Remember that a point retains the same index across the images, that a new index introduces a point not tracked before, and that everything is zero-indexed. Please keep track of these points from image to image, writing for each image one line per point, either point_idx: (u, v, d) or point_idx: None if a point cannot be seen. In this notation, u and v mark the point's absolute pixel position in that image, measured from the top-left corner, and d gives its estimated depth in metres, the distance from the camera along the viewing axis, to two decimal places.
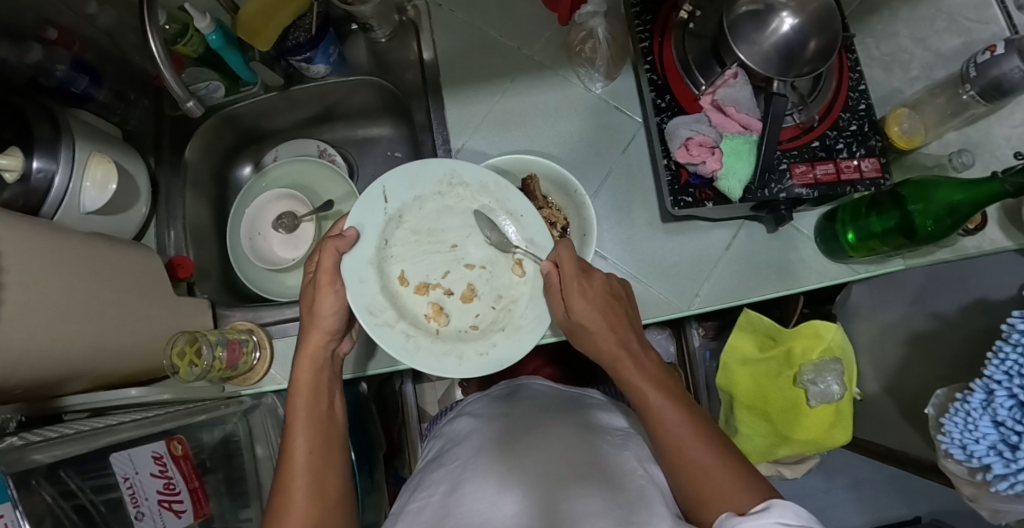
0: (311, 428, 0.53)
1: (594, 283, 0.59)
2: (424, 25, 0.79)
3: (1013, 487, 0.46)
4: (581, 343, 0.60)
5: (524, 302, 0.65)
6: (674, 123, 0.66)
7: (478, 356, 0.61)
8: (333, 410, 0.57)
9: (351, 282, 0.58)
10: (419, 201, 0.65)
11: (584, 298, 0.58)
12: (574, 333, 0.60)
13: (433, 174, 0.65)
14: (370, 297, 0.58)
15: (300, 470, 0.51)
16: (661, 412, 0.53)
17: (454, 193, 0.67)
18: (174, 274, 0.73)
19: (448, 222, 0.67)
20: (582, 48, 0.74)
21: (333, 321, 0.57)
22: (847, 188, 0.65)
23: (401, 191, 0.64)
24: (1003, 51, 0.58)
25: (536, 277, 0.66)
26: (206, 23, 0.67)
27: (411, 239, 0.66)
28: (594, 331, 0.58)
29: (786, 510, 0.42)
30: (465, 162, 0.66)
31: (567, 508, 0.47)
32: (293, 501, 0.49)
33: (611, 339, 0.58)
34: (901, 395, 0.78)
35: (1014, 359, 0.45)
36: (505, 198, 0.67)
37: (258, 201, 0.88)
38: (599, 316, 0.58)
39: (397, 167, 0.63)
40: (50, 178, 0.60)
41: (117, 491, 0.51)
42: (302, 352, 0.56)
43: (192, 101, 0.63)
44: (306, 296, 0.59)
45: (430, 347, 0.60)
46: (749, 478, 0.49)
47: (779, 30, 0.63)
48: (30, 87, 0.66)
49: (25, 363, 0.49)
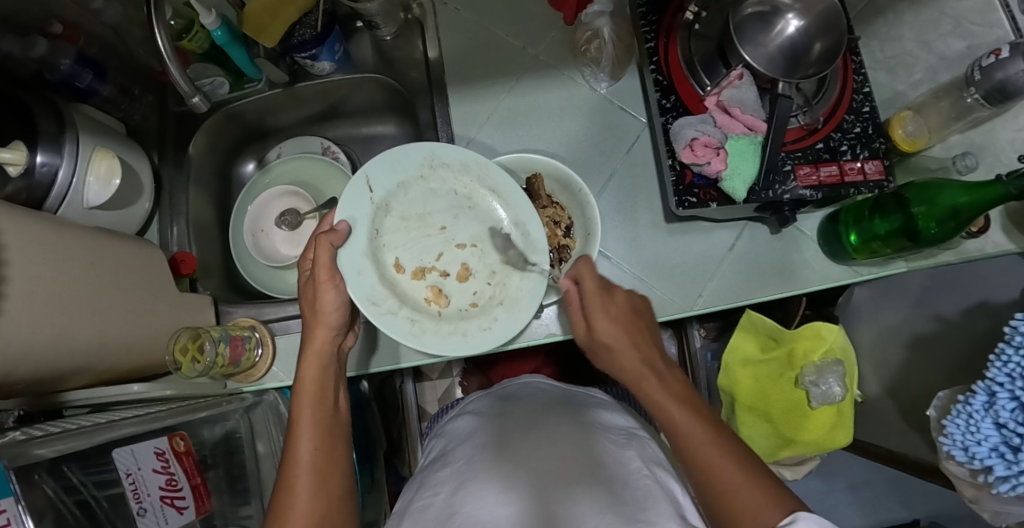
0: (317, 424, 0.52)
1: (617, 300, 0.58)
2: (430, 24, 0.79)
3: (1015, 489, 0.46)
4: (605, 362, 0.58)
5: (517, 275, 0.67)
6: (680, 123, 0.66)
7: (482, 331, 0.63)
8: (338, 406, 0.56)
9: (349, 276, 0.59)
10: (403, 187, 0.66)
11: (607, 315, 0.57)
12: (597, 353, 0.59)
13: (413, 158, 0.65)
14: (371, 287, 0.61)
15: (304, 466, 0.50)
16: (687, 428, 0.50)
17: (436, 175, 0.67)
18: (176, 270, 0.73)
19: (435, 205, 0.69)
20: (588, 48, 0.75)
21: (336, 317, 0.56)
22: (850, 190, 0.65)
23: (384, 179, 0.64)
24: (1009, 54, 0.59)
25: (526, 251, 0.67)
26: (211, 19, 0.66)
27: (401, 226, 0.67)
28: (616, 347, 0.56)
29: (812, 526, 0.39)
30: (444, 143, 0.66)
31: (575, 508, 0.47)
32: (297, 498, 0.48)
33: (633, 356, 0.56)
34: (902, 397, 0.78)
35: (1016, 361, 0.45)
36: (488, 175, 0.68)
37: (262, 199, 0.88)
38: (621, 331, 0.56)
39: (375, 156, 0.64)
40: (54, 172, 0.60)
41: (120, 487, 0.50)
42: (308, 348, 0.55)
43: (198, 97, 0.64)
44: (305, 293, 0.58)
45: (435, 329, 0.62)
46: (780, 494, 0.45)
47: (785, 31, 0.63)
48: (35, 81, 0.66)
49: (29, 357, 0.49)
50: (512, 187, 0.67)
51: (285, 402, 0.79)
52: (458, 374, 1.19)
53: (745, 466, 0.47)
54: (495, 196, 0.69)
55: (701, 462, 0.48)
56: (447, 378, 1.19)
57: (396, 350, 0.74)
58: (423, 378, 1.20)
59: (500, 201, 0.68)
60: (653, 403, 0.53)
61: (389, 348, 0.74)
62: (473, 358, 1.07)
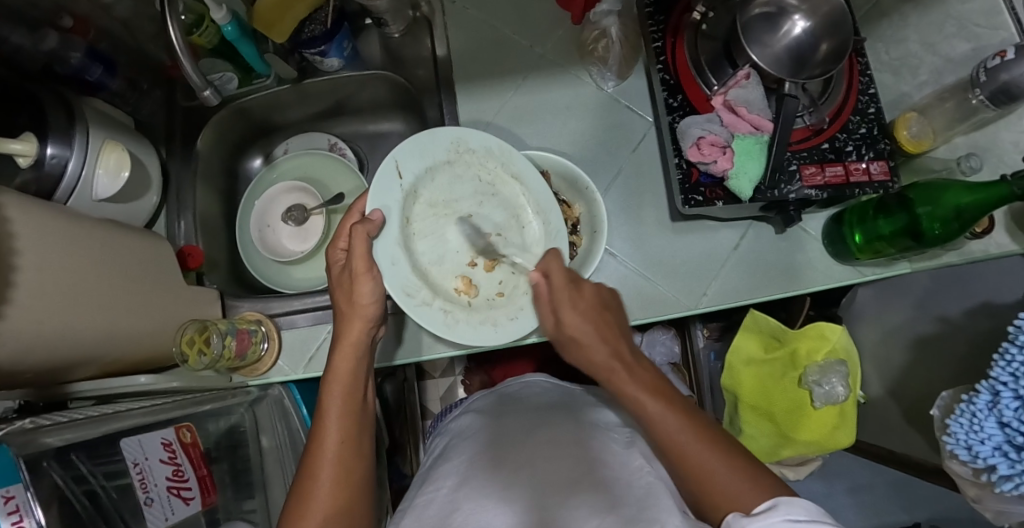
0: (345, 416, 0.52)
1: (584, 294, 0.53)
2: (438, 22, 0.79)
3: (1018, 487, 0.46)
4: (573, 358, 0.53)
5: (540, 261, 0.68)
6: (686, 123, 0.66)
7: (510, 321, 0.65)
8: (366, 398, 0.56)
9: (384, 265, 0.59)
10: (431, 172, 0.66)
11: (576, 311, 0.52)
12: (565, 347, 0.54)
13: (440, 143, 0.65)
14: (405, 278, 0.61)
15: (330, 454, 0.51)
16: (661, 420, 0.48)
17: (462, 160, 0.67)
18: (184, 263, 0.74)
19: (460, 191, 0.69)
20: (595, 47, 0.75)
21: (373, 309, 0.55)
22: (855, 191, 0.65)
23: (414, 165, 0.64)
24: (1014, 56, 0.59)
25: (547, 239, 0.68)
26: (222, 14, 0.67)
27: (428, 213, 0.67)
28: (586, 343, 0.52)
29: (793, 507, 0.42)
30: (470, 128, 0.66)
31: (575, 511, 0.47)
32: (319, 486, 0.49)
33: (605, 352, 0.51)
34: (904, 398, 0.78)
35: (1020, 361, 0.45)
36: (512, 161, 0.68)
37: (268, 194, 0.89)
38: (590, 327, 0.51)
39: (404, 140, 0.63)
40: (64, 164, 0.60)
41: (128, 477, 0.50)
42: (344, 339, 0.54)
43: (209, 90, 0.65)
44: (339, 282, 0.56)
45: (468, 319, 0.63)
46: (763, 479, 0.47)
47: (792, 32, 0.64)
48: (45, 73, 0.67)
49: (37, 347, 0.49)
50: (535, 174, 0.68)
51: (288, 397, 0.79)
52: (460, 373, 1.19)
53: (720, 447, 0.48)
54: (518, 182, 0.69)
55: (685, 457, 0.47)
56: (449, 377, 1.19)
57: (419, 343, 0.74)
58: (424, 377, 1.21)
59: (523, 187, 0.69)
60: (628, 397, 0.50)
61: (409, 339, 0.74)
62: (475, 357, 1.08)
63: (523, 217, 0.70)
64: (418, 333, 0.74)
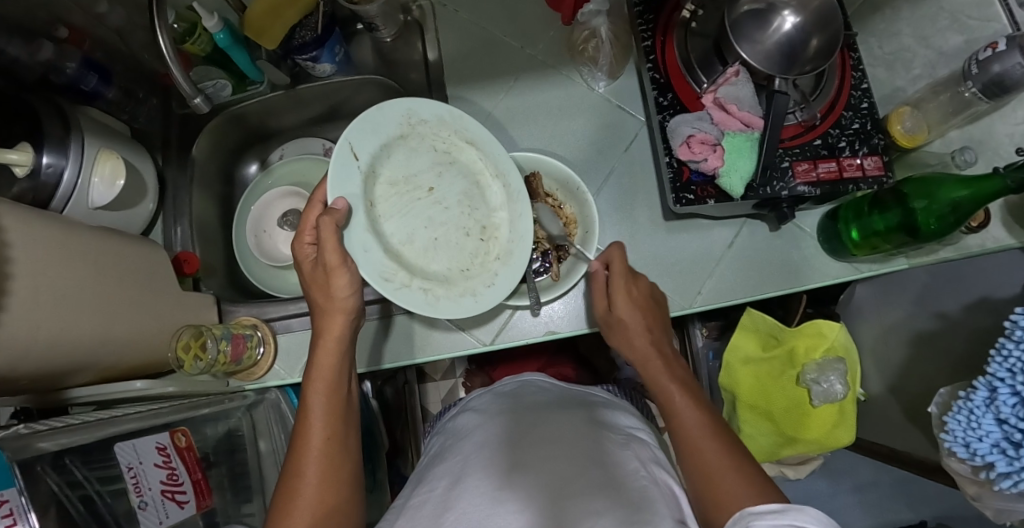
0: (330, 412, 0.53)
1: (639, 285, 0.63)
2: (429, 26, 0.81)
3: (1017, 485, 0.45)
4: (617, 340, 0.63)
5: (506, 229, 0.69)
6: (676, 122, 0.66)
7: (489, 288, 0.65)
8: (349, 394, 0.56)
9: (356, 253, 0.57)
10: (386, 149, 0.63)
11: (628, 297, 0.62)
12: (613, 329, 0.63)
13: (391, 118, 0.63)
14: (381, 263, 0.59)
15: (316, 450, 0.51)
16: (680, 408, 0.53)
17: (414, 132, 0.65)
18: (180, 269, 0.74)
19: (418, 164, 0.66)
20: (585, 47, 0.75)
21: (351, 300, 0.56)
22: (849, 186, 0.65)
23: (368, 145, 0.60)
24: (1005, 47, 0.59)
25: (510, 201, 0.69)
26: (214, 22, 0.69)
27: (391, 193, 0.64)
28: (632, 328, 0.61)
29: (801, 514, 0.39)
30: (418, 98, 0.65)
31: (566, 511, 0.46)
32: (305, 484, 0.49)
33: (648, 339, 0.60)
34: (904, 395, 0.77)
35: (1016, 356, 0.44)
36: (464, 128, 0.68)
37: (262, 200, 0.91)
38: (640, 315, 0.61)
39: (353, 121, 0.59)
40: (60, 173, 0.61)
41: (122, 481, 0.51)
42: (326, 334, 0.55)
43: (199, 97, 0.64)
44: (314, 278, 0.56)
45: (447, 295, 0.63)
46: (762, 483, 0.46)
47: (781, 29, 0.62)
48: (41, 84, 0.67)
49: (28, 355, 0.49)
50: (488, 138, 0.68)
51: (285, 401, 0.79)
52: (460, 375, 1.20)
53: (724, 442, 0.50)
54: (474, 147, 0.69)
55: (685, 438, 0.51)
56: (450, 379, 1.20)
57: (413, 344, 0.74)
58: (425, 379, 1.21)
59: (478, 152, 0.69)
60: (656, 377, 0.57)
61: (405, 341, 0.74)
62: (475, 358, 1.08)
63: (482, 182, 0.70)
64: (413, 334, 0.75)
